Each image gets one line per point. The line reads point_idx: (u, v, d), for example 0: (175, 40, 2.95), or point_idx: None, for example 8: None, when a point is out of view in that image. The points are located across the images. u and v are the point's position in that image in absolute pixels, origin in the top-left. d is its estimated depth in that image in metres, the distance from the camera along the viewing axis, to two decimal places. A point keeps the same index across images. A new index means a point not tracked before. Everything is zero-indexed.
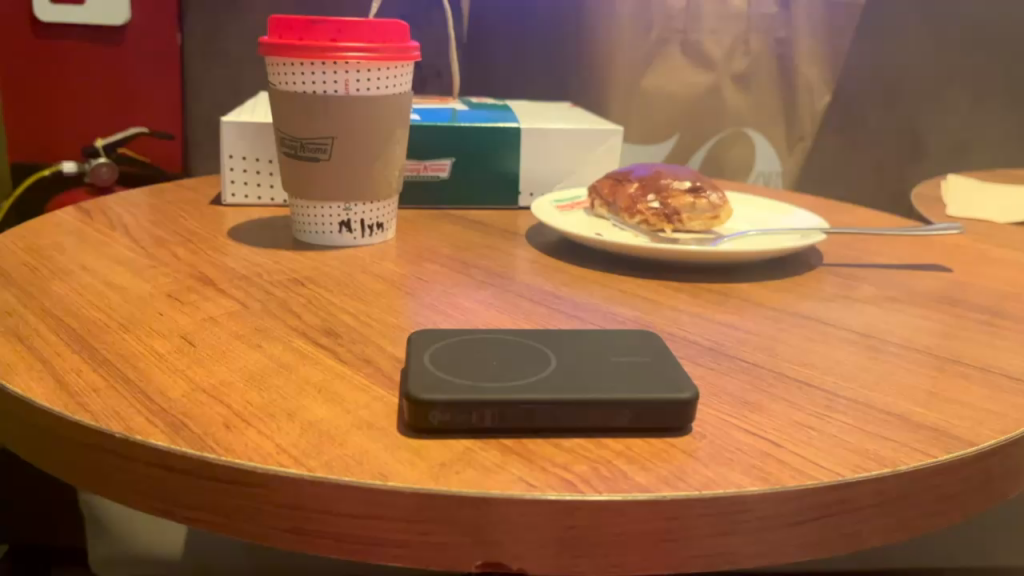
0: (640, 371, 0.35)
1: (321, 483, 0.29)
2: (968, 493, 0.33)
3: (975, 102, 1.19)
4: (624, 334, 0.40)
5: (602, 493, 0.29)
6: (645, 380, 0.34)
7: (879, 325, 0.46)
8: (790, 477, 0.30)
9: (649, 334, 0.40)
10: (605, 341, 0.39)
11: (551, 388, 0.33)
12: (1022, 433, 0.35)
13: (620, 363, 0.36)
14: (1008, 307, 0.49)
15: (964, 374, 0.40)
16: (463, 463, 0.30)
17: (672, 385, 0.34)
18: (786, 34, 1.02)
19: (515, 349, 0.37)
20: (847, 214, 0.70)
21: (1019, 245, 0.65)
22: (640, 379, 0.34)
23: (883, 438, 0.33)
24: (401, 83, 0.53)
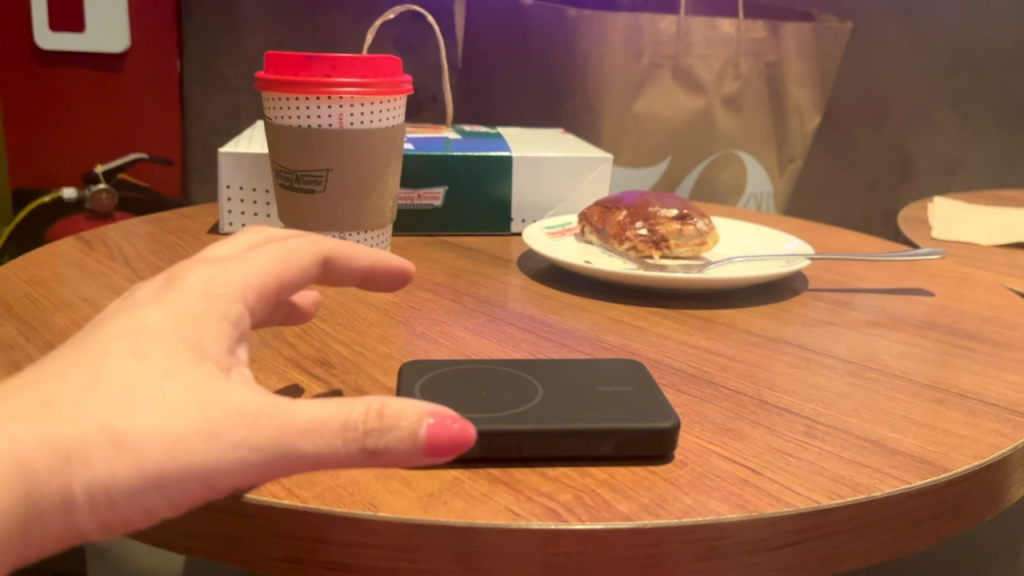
0: (625, 401, 0.36)
1: (314, 513, 0.30)
2: (942, 517, 0.34)
3: (963, 121, 1.21)
4: (606, 362, 0.41)
5: (586, 521, 0.30)
6: (630, 409, 0.36)
7: (860, 350, 0.47)
8: (767, 504, 0.31)
9: (634, 363, 0.41)
10: (589, 369, 0.40)
11: (539, 418, 0.34)
12: (994, 458, 0.36)
13: (605, 392, 0.37)
14: (987, 331, 0.50)
15: (940, 400, 0.41)
16: (452, 492, 0.31)
17: (656, 414, 0.35)
18: (774, 58, 1.04)
19: (504, 380, 0.38)
20: (832, 238, 0.71)
21: (1000, 267, 0.66)
22: (624, 408, 0.36)
23: (859, 464, 0.35)
24: (394, 116, 0.54)
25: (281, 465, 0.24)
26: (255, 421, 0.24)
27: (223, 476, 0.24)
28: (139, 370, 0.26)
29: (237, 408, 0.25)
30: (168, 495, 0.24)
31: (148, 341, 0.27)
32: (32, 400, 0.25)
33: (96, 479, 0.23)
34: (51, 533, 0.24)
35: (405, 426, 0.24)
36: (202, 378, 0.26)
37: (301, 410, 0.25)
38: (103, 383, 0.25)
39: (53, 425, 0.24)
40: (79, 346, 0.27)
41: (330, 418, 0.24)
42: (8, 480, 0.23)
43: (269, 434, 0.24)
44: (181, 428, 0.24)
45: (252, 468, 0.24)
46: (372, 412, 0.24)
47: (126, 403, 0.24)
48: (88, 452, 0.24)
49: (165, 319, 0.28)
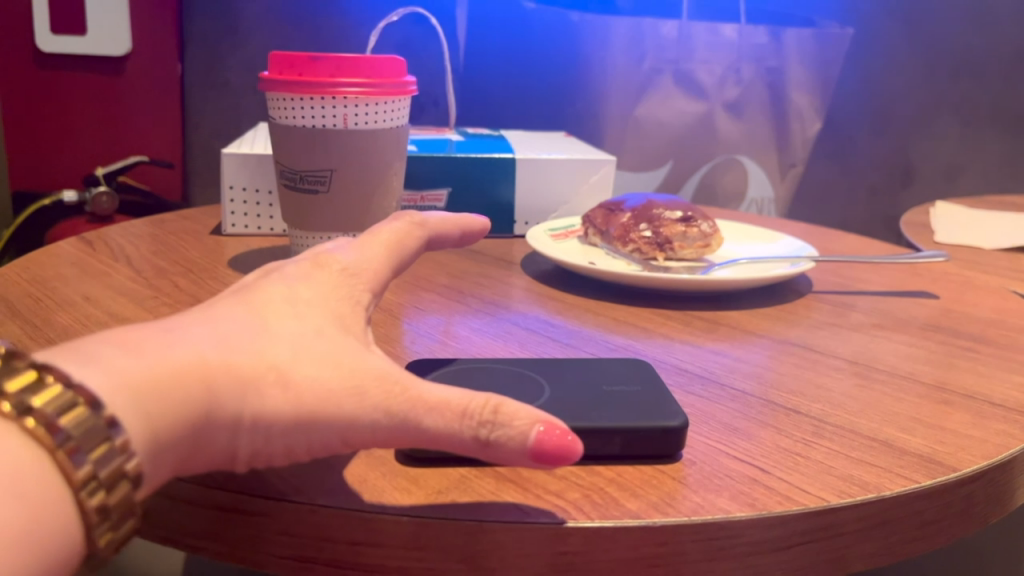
0: (632, 399, 0.36)
1: (321, 511, 0.29)
2: (951, 518, 0.34)
3: (963, 128, 1.21)
4: (611, 361, 0.41)
5: (594, 520, 0.30)
6: (638, 408, 0.35)
7: (866, 352, 0.47)
8: (777, 503, 0.31)
9: (640, 362, 0.41)
10: (595, 368, 0.40)
11: (546, 416, 0.34)
12: (1002, 458, 0.36)
13: (612, 391, 0.37)
14: (993, 333, 0.50)
15: (947, 401, 0.41)
16: (459, 490, 0.31)
17: (665, 413, 0.35)
18: (776, 63, 1.04)
19: (511, 379, 0.38)
20: (836, 241, 0.71)
21: (1004, 271, 0.66)
22: (632, 406, 0.35)
23: (868, 464, 0.34)
24: (398, 116, 0.54)
25: (407, 433, 0.27)
26: (397, 387, 0.27)
27: (363, 433, 0.27)
28: (298, 326, 0.28)
29: (381, 373, 0.27)
30: (300, 438, 0.26)
31: (301, 304, 0.29)
32: (209, 331, 0.27)
33: (263, 411, 0.26)
34: (210, 452, 0.26)
35: (517, 424, 0.26)
36: (348, 345, 0.28)
37: (433, 389, 0.28)
38: (265, 331, 0.27)
39: (228, 354, 0.26)
40: (236, 300, 0.29)
41: (454, 403, 0.27)
42: (194, 379, 0.25)
43: (403, 403, 0.27)
44: (335, 382, 0.27)
45: (387, 429, 0.27)
46: (487, 408, 0.27)
47: (290, 350, 0.27)
48: (262, 385, 0.26)
49: (309, 288, 0.30)
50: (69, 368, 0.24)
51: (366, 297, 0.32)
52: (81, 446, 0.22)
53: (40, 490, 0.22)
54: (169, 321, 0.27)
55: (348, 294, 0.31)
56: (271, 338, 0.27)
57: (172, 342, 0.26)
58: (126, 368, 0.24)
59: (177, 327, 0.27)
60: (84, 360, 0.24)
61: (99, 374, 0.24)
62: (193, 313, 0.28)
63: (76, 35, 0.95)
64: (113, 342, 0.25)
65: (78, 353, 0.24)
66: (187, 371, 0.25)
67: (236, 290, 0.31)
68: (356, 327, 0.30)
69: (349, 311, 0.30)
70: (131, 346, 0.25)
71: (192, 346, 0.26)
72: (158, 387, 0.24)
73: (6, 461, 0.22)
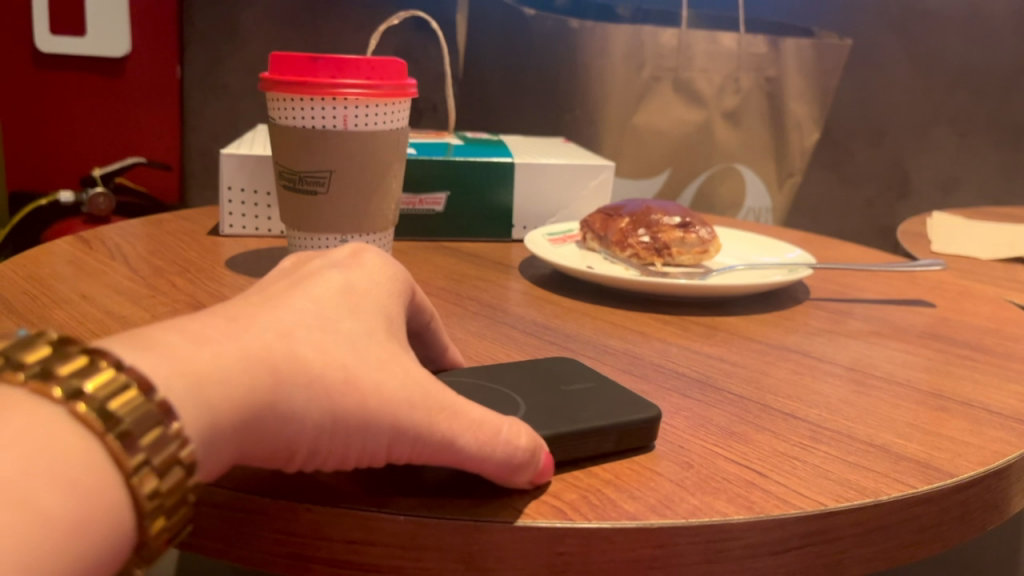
0: (598, 397, 0.36)
1: (318, 510, 0.29)
2: (948, 524, 0.34)
3: (960, 140, 1.21)
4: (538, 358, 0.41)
5: (592, 521, 0.29)
6: (618, 404, 0.36)
7: (863, 358, 0.47)
8: (775, 506, 0.31)
9: (569, 359, 0.41)
10: (539, 367, 0.39)
11: (543, 421, 0.33)
12: (999, 466, 0.36)
13: (573, 390, 0.37)
14: (990, 342, 0.50)
15: (944, 408, 0.41)
16: (456, 491, 0.31)
17: (645, 405, 0.36)
18: (776, 73, 1.05)
19: (472, 382, 0.37)
20: (833, 250, 0.71)
21: (1000, 282, 0.66)
22: (611, 404, 0.36)
23: (865, 469, 0.34)
24: (397, 119, 0.54)
25: (446, 453, 0.28)
26: (442, 398, 0.28)
27: (413, 440, 0.27)
28: (352, 326, 0.28)
29: (428, 381, 0.28)
30: (353, 443, 0.26)
31: (352, 305, 0.29)
32: (269, 321, 0.26)
33: (327, 408, 0.25)
34: (271, 447, 0.25)
35: (530, 449, 0.29)
36: (397, 350, 0.29)
37: (470, 409, 0.29)
38: (318, 324, 0.27)
39: (291, 344, 0.26)
40: (285, 292, 0.29)
41: (491, 427, 0.29)
42: (262, 373, 0.24)
43: (446, 419, 0.28)
44: (391, 385, 0.27)
45: (434, 443, 0.27)
46: (511, 430, 0.29)
47: (348, 348, 0.27)
48: (328, 381, 0.25)
49: (355, 288, 0.31)
50: (125, 356, 0.23)
51: (402, 307, 0.32)
52: (135, 432, 0.21)
53: (96, 476, 0.20)
54: (223, 309, 0.27)
55: (389, 297, 0.32)
56: (326, 332, 0.27)
57: (233, 329, 0.25)
58: (189, 355, 0.23)
59: (234, 316, 0.26)
60: (143, 346, 0.23)
61: (161, 361, 0.23)
62: (247, 304, 0.28)
63: (75, 34, 0.95)
64: (173, 330, 0.24)
65: (137, 338, 0.24)
66: (252, 360, 0.24)
67: (277, 281, 0.31)
68: (399, 333, 0.30)
69: (390, 316, 0.31)
70: (192, 333, 0.24)
71: (254, 335, 0.25)
72: (224, 374, 0.23)
73: (56, 440, 0.20)
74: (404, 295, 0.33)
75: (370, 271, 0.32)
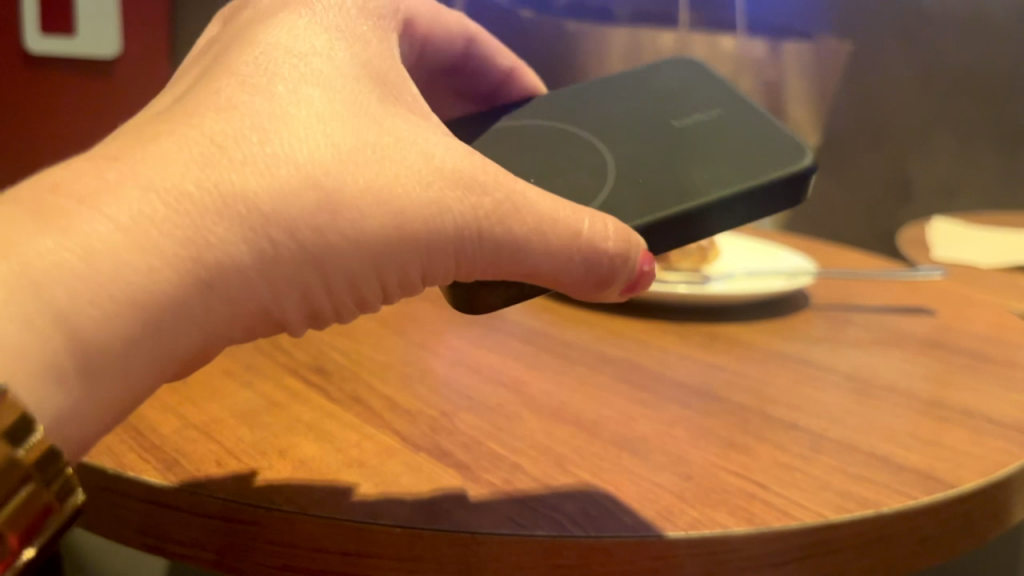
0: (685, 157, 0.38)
1: (310, 519, 0.29)
2: (950, 536, 0.33)
3: (961, 148, 1.14)
4: (622, 99, 0.43)
5: (589, 533, 0.29)
6: (732, 155, 0.37)
7: (864, 367, 0.46)
8: (774, 518, 0.31)
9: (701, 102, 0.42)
10: (632, 117, 0.41)
11: (645, 206, 0.35)
12: (1001, 477, 0.35)
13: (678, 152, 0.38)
14: (992, 350, 0.50)
15: (948, 418, 0.40)
16: (455, 502, 0.31)
17: (787, 156, 0.37)
18: (774, 77, 1.11)
19: (592, 153, 0.39)
20: (834, 257, 0.71)
21: (1003, 291, 0.66)
22: (725, 158, 0.37)
23: (865, 479, 0.34)
24: None
25: (518, 253, 0.30)
26: (488, 189, 0.30)
27: (455, 250, 0.30)
28: (317, 112, 0.28)
29: (459, 172, 0.29)
30: (356, 272, 0.29)
31: (324, 84, 0.29)
32: (188, 157, 0.26)
33: (286, 266, 0.27)
34: (229, 301, 0.27)
35: (617, 234, 0.31)
36: (394, 128, 0.30)
37: (531, 192, 0.30)
38: (313, 130, 0.28)
39: (270, 185, 0.26)
40: (234, 57, 0.30)
41: (550, 211, 0.30)
42: (173, 254, 0.25)
43: (489, 208, 0.29)
44: (419, 208, 0.29)
45: (488, 245, 0.30)
46: (586, 222, 0.31)
47: (329, 149, 0.28)
48: (285, 247, 0.27)
49: (302, 31, 0.31)
50: (36, 205, 0.24)
51: (365, 35, 0.33)
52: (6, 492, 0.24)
53: None
54: (171, 114, 0.28)
55: (337, 37, 0.32)
56: (325, 144, 0.28)
57: (181, 145, 0.26)
58: (105, 196, 0.25)
59: (179, 122, 0.27)
60: (69, 194, 0.25)
61: (71, 221, 0.24)
62: (219, 86, 0.28)
63: (64, 34, 0.99)
64: (106, 159, 0.26)
65: (68, 179, 0.25)
66: (180, 186, 0.25)
67: (224, 43, 0.32)
68: (378, 87, 0.31)
69: (362, 65, 0.31)
70: (124, 159, 0.25)
71: (198, 156, 0.26)
72: (140, 220, 0.24)
73: None
74: (364, 20, 0.34)
75: (316, 1, 0.33)
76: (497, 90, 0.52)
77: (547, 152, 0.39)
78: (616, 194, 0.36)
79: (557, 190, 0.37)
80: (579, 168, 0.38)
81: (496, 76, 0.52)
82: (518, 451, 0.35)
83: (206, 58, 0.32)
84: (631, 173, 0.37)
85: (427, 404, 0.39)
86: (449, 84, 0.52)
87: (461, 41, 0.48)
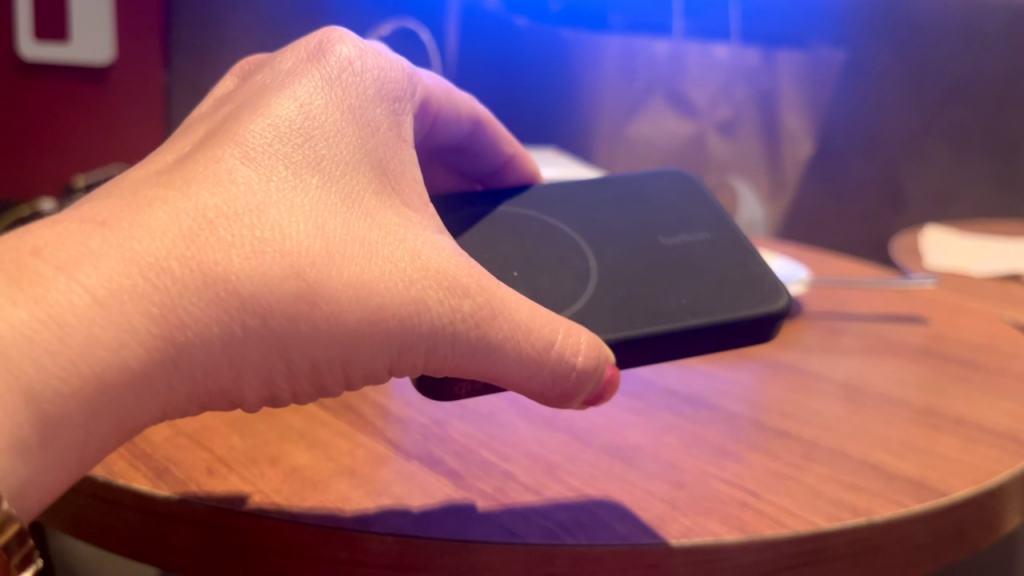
0: (666, 273, 0.38)
1: (301, 528, 0.29)
2: (941, 544, 0.33)
3: (954, 155, 1.11)
4: (616, 202, 0.43)
5: (582, 541, 0.29)
6: (710, 282, 0.37)
7: (857, 375, 0.47)
8: (767, 527, 0.30)
9: (692, 206, 0.43)
10: (624, 223, 0.41)
11: (621, 321, 0.35)
12: (992, 486, 0.35)
13: (661, 265, 0.38)
14: (984, 359, 0.50)
15: (940, 427, 0.40)
16: (445, 511, 0.30)
17: (763, 293, 0.37)
18: (768, 86, 1.14)
19: (576, 246, 0.39)
20: (826, 266, 0.71)
21: (995, 299, 0.66)
22: (709, 285, 0.37)
23: (856, 488, 0.34)
24: None
25: (487, 359, 0.29)
26: (470, 292, 0.29)
27: (426, 349, 0.28)
28: (310, 199, 0.28)
29: (443, 273, 0.29)
30: (323, 370, 0.28)
31: (322, 169, 0.29)
32: (170, 231, 0.25)
33: (249, 357, 0.26)
34: (196, 376, 0.26)
35: (588, 348, 0.30)
36: (387, 224, 0.29)
37: (512, 298, 0.30)
38: (307, 219, 0.27)
39: (254, 271, 0.25)
40: (239, 125, 0.29)
41: (527, 324, 0.29)
42: (145, 330, 0.24)
43: (466, 311, 0.28)
44: (397, 307, 0.27)
45: (461, 347, 0.29)
46: (561, 335, 0.30)
47: (319, 245, 0.27)
48: (249, 341, 0.26)
49: (316, 103, 0.30)
50: (14, 267, 0.24)
51: (378, 112, 0.31)
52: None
53: None
54: (166, 181, 0.27)
55: (351, 113, 0.31)
56: (314, 235, 0.27)
57: (172, 220, 0.25)
58: (84, 263, 0.24)
59: (172, 191, 0.26)
60: (48, 259, 0.24)
61: (45, 289, 0.23)
62: (218, 155, 0.27)
63: (57, 41, 0.95)
64: (94, 223, 0.25)
65: (51, 243, 0.24)
66: (163, 261, 0.24)
67: (234, 103, 0.31)
68: (378, 175, 0.30)
69: (369, 149, 0.30)
70: (109, 226, 0.25)
71: (187, 232, 0.25)
72: (117, 292, 0.24)
73: None
74: (379, 92, 0.32)
75: (333, 64, 0.31)
76: (497, 172, 0.49)
77: (535, 245, 0.39)
78: (596, 301, 0.36)
79: (539, 290, 0.36)
80: (563, 268, 0.38)
81: (499, 159, 0.49)
82: (510, 458, 0.35)
83: (213, 112, 0.32)
84: (614, 279, 0.37)
85: (419, 412, 0.39)
86: (444, 159, 0.49)
87: (471, 127, 0.44)
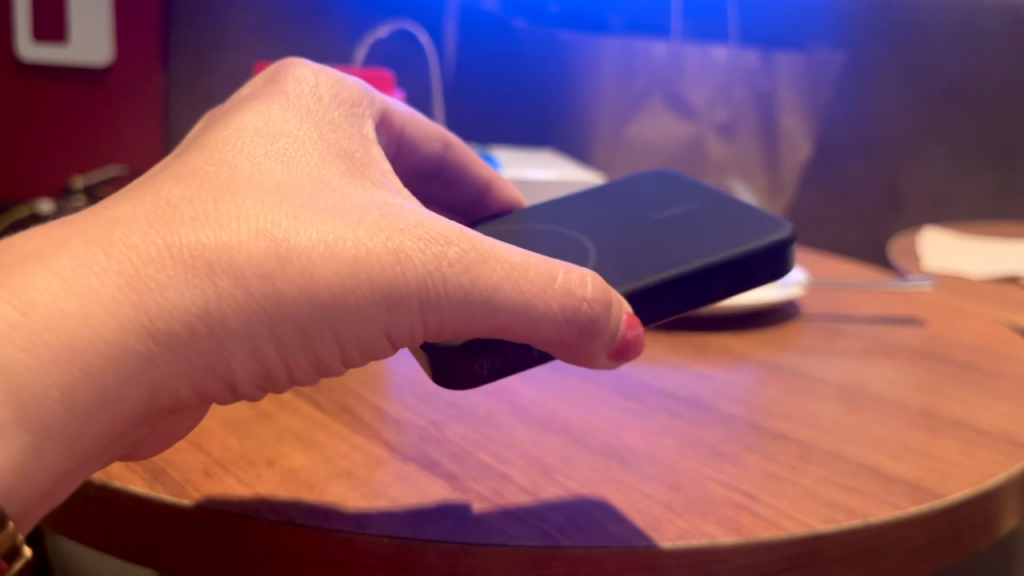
0: (661, 242, 0.38)
1: (299, 529, 0.29)
2: (937, 546, 0.33)
3: (953, 157, 1.13)
4: (605, 208, 0.43)
5: (578, 543, 0.29)
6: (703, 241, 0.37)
7: (854, 376, 0.47)
8: (763, 529, 0.31)
9: (680, 197, 0.43)
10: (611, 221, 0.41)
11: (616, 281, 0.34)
12: (988, 488, 0.35)
13: (654, 238, 0.38)
14: (981, 360, 0.50)
15: (935, 429, 0.40)
16: (441, 513, 0.30)
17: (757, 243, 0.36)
18: None
19: (564, 243, 0.39)
20: (824, 268, 0.71)
21: (991, 301, 0.66)
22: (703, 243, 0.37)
23: (852, 490, 0.34)
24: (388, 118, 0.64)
25: (487, 301, 0.28)
26: (455, 242, 0.28)
27: (421, 297, 0.28)
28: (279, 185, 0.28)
29: (424, 230, 0.28)
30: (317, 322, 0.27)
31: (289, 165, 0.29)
32: (142, 224, 0.25)
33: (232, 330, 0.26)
34: (189, 370, 0.26)
35: (588, 288, 0.30)
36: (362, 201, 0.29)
37: (503, 248, 0.29)
38: (275, 198, 0.27)
39: (222, 241, 0.25)
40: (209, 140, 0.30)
41: (520, 267, 0.29)
42: (132, 319, 0.24)
43: (453, 260, 0.28)
44: (381, 253, 0.27)
45: (457, 291, 0.28)
46: (558, 274, 0.29)
47: (288, 212, 0.27)
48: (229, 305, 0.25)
49: None
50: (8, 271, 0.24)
51: None
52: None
53: None
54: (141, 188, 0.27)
55: None
56: (282, 207, 0.27)
57: (144, 217, 0.26)
58: (73, 262, 0.24)
59: (143, 196, 0.27)
60: (38, 261, 0.24)
61: (35, 288, 0.24)
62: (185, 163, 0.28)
63: (57, 42, 0.95)
64: (81, 227, 0.25)
65: (43, 248, 0.25)
66: (138, 247, 0.25)
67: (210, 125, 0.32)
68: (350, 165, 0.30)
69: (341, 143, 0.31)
70: (92, 228, 0.25)
71: (157, 222, 0.26)
72: (101, 285, 0.24)
73: None
74: None
75: None
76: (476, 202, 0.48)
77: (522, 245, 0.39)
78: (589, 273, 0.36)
79: None
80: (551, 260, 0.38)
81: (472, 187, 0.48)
82: (507, 460, 0.35)
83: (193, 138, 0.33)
84: (605, 255, 0.37)
85: (417, 414, 0.39)
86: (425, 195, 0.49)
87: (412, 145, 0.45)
